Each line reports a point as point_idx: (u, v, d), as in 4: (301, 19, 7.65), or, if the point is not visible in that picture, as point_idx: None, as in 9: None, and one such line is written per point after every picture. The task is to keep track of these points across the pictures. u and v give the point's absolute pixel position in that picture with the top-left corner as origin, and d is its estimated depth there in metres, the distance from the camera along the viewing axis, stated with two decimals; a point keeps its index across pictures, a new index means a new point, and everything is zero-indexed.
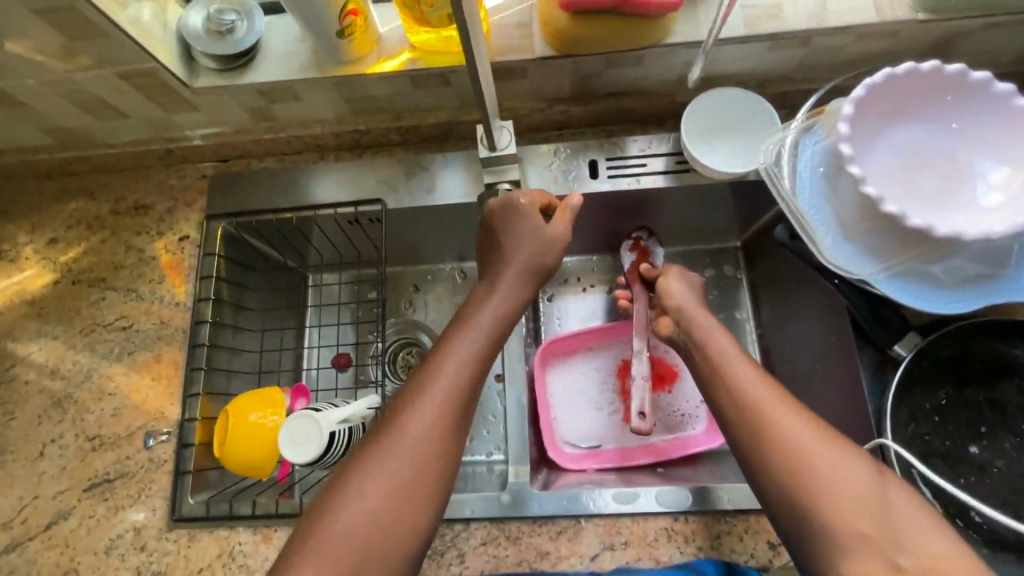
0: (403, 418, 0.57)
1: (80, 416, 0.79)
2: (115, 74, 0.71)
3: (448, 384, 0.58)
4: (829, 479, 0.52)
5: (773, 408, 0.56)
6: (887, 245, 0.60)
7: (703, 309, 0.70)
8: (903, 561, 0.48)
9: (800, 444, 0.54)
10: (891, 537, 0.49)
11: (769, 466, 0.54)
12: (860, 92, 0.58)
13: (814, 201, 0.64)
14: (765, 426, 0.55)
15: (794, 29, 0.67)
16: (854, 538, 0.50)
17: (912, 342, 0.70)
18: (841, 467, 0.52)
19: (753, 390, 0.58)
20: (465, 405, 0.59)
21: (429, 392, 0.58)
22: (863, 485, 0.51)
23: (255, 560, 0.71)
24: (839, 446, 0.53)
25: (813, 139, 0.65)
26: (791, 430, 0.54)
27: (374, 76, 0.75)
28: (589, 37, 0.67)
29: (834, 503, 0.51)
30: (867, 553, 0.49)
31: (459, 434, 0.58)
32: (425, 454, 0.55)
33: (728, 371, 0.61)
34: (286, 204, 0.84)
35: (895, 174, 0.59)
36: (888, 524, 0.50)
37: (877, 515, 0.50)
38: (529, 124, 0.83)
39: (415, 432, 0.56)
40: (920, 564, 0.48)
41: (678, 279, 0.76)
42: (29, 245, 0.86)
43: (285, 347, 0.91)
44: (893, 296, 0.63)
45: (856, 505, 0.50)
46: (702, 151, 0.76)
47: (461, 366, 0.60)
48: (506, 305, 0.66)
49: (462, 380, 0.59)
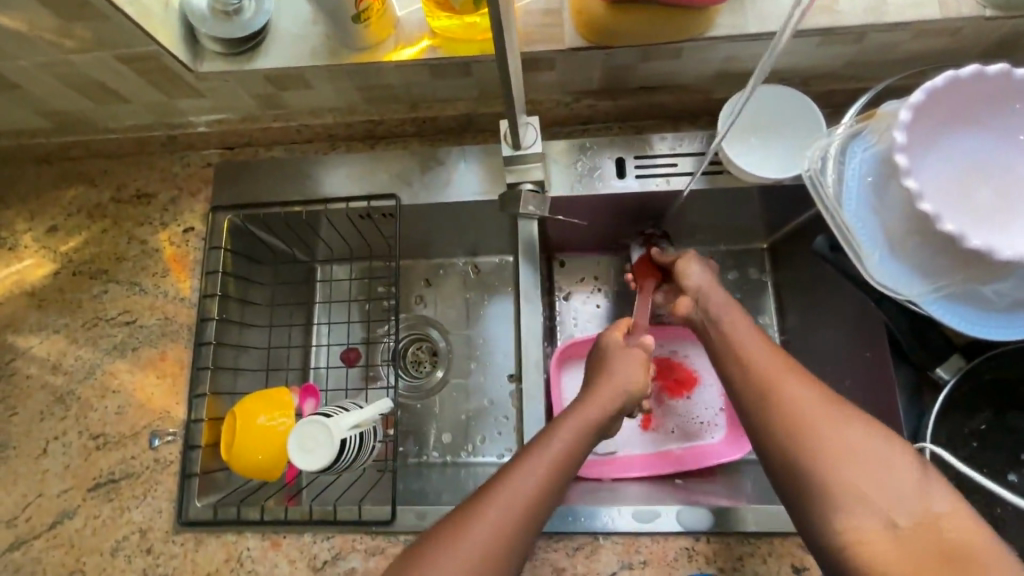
0: (469, 527, 0.52)
1: (84, 413, 0.76)
2: (114, 57, 0.67)
3: (516, 496, 0.54)
4: (833, 443, 0.51)
5: (780, 379, 0.56)
6: (939, 265, 0.55)
7: (719, 288, 0.71)
8: (901, 521, 0.47)
9: (806, 413, 0.53)
10: (890, 496, 0.48)
11: (771, 433, 0.54)
12: (919, 97, 0.53)
13: (861, 213, 0.60)
14: (772, 395, 0.55)
15: (849, 23, 0.62)
16: (854, 501, 0.49)
17: (955, 365, 0.67)
18: (845, 430, 0.51)
19: (762, 361, 0.58)
20: (534, 525, 0.54)
21: (497, 497, 0.54)
22: (866, 449, 0.50)
23: (264, 566, 0.69)
24: (844, 412, 0.52)
25: (862, 146, 0.60)
26: (796, 399, 0.54)
27: (391, 65, 0.70)
28: (624, 28, 0.62)
29: (836, 467, 0.50)
30: (865, 514, 0.48)
31: (529, 535, 0.53)
32: (491, 554, 0.51)
33: (738, 346, 0.61)
34: (295, 196, 0.79)
35: (955, 189, 0.54)
36: (888, 485, 0.49)
37: (879, 479, 0.49)
38: (553, 118, 0.78)
39: (482, 529, 0.52)
40: (918, 524, 0.47)
41: (698, 261, 0.75)
42: (28, 233, 0.82)
43: (293, 344, 0.88)
44: (941, 318, 0.59)
45: (859, 468, 0.49)
46: (738, 151, 0.71)
47: (534, 483, 0.55)
48: (578, 437, 0.61)
49: (537, 499, 0.54)
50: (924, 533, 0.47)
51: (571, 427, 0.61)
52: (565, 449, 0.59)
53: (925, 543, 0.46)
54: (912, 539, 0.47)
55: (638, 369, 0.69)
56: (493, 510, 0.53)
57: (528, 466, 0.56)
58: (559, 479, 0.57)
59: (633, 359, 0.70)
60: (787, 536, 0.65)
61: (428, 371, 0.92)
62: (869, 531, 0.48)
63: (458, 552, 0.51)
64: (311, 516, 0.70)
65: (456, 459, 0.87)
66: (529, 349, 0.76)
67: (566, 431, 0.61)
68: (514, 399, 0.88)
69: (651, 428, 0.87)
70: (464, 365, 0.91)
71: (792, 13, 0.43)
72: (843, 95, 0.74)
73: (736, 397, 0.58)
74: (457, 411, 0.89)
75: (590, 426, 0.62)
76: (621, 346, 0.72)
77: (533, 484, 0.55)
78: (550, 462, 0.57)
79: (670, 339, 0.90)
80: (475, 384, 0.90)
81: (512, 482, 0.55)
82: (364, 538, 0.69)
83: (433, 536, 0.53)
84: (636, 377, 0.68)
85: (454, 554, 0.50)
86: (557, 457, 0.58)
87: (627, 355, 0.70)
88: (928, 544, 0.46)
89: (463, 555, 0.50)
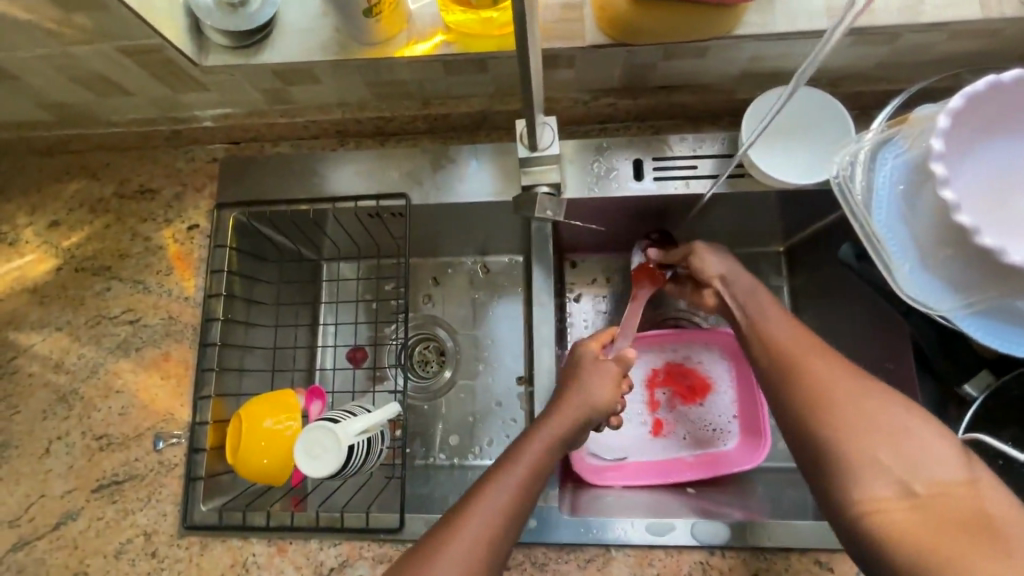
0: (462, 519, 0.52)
1: (87, 413, 0.75)
2: (115, 50, 0.64)
3: (496, 506, 0.53)
4: (850, 411, 0.50)
5: (803, 354, 0.55)
6: (980, 281, 0.50)
7: (744, 272, 0.70)
8: (921, 489, 0.45)
9: (824, 384, 0.52)
10: (909, 464, 0.46)
11: (790, 406, 0.53)
12: (957, 102, 0.48)
13: (892, 222, 0.55)
14: (794, 367, 0.55)
15: (883, 23, 0.61)
16: (870, 468, 0.47)
17: (984, 381, 0.68)
18: (864, 401, 0.50)
19: (785, 340, 0.58)
20: (510, 539, 0.53)
21: (480, 504, 0.53)
22: (886, 419, 0.49)
23: (270, 572, 0.68)
24: (865, 383, 0.51)
25: (894, 152, 0.55)
26: (816, 371, 0.53)
27: (403, 60, 0.67)
28: (649, 26, 0.59)
29: (853, 435, 0.48)
30: (881, 481, 0.46)
31: (514, 525, 0.54)
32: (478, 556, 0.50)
33: (763, 325, 0.61)
34: (302, 194, 0.77)
35: (998, 200, 0.49)
36: (907, 453, 0.47)
37: (898, 447, 0.47)
38: (569, 117, 0.76)
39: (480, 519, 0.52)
40: (939, 492, 0.45)
41: (709, 251, 0.72)
42: (29, 228, 0.81)
43: (299, 344, 0.86)
44: (976, 338, 0.54)
45: (875, 436, 0.48)
46: (763, 155, 0.68)
47: (510, 497, 0.54)
48: (554, 439, 0.61)
49: (512, 511, 0.54)
50: (945, 502, 0.44)
51: (537, 444, 0.60)
52: (539, 452, 0.59)
53: (945, 512, 0.44)
54: (932, 507, 0.44)
55: (606, 387, 0.67)
56: (476, 515, 0.52)
57: (512, 464, 0.57)
58: (535, 486, 0.57)
59: (605, 375, 0.68)
60: (804, 552, 0.64)
61: (435, 371, 0.90)
62: (885, 499, 0.46)
63: (448, 557, 0.50)
64: (318, 523, 0.69)
65: (463, 462, 0.85)
66: (541, 354, 0.74)
67: (535, 448, 0.59)
68: (523, 402, 0.86)
69: (662, 434, 0.86)
70: (472, 366, 0.89)
71: (844, 15, 0.40)
72: (872, 97, 0.72)
73: (763, 376, 0.58)
74: (463, 413, 0.88)
75: (569, 427, 0.63)
76: (595, 358, 0.69)
77: (520, 481, 0.56)
78: (518, 484, 0.56)
79: (682, 345, 0.87)
80: (482, 386, 0.88)
81: (491, 492, 0.54)
82: (372, 545, 0.68)
83: (422, 545, 0.51)
84: (602, 395, 0.66)
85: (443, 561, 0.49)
86: (524, 479, 0.56)
87: (600, 368, 0.68)
88: (946, 512, 0.44)
89: (451, 556, 0.50)
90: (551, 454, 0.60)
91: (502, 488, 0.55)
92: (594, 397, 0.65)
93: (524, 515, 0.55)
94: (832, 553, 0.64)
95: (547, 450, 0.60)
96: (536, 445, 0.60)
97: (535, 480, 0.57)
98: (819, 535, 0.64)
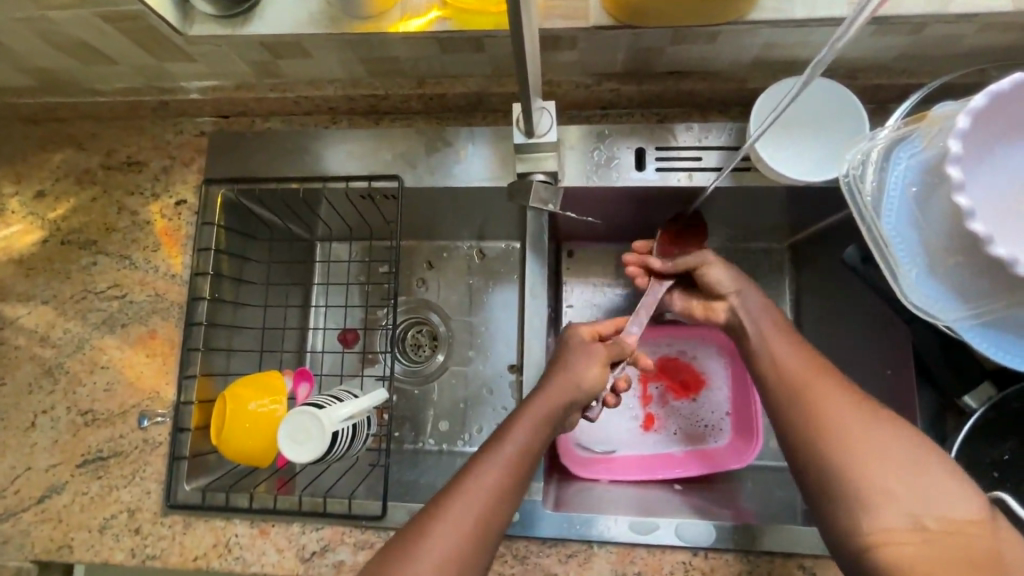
0: (452, 504, 0.51)
1: (72, 387, 0.74)
2: (95, 15, 0.62)
3: (486, 490, 0.52)
4: (860, 441, 0.48)
5: (812, 383, 0.53)
6: (990, 290, 0.46)
7: (748, 284, 0.66)
8: (931, 524, 0.44)
9: (832, 416, 0.50)
10: (922, 496, 0.45)
11: (794, 434, 0.51)
12: (981, 101, 0.44)
13: (901, 224, 0.52)
14: (803, 392, 0.52)
15: (905, 13, 0.58)
16: (882, 499, 0.45)
17: (985, 394, 0.67)
18: (875, 431, 0.48)
19: (794, 363, 0.55)
20: (501, 519, 0.52)
21: (467, 488, 0.52)
22: (897, 450, 0.47)
23: (252, 554, 0.68)
24: (876, 414, 0.49)
25: (908, 151, 0.51)
26: (829, 402, 0.51)
27: (398, 36, 0.64)
28: (653, 8, 0.56)
29: (863, 466, 0.47)
30: (891, 514, 0.45)
31: (503, 506, 0.53)
32: (470, 540, 0.49)
33: (770, 345, 0.58)
34: (293, 172, 0.75)
35: (1008, 207, 0.46)
36: (919, 487, 0.45)
37: (910, 480, 0.45)
38: (571, 101, 0.73)
39: (471, 506, 0.51)
40: (949, 528, 0.44)
41: (720, 263, 0.68)
42: (15, 197, 0.79)
43: (289, 326, 0.85)
44: (979, 348, 0.50)
45: (886, 468, 0.46)
46: (771, 149, 0.65)
47: (497, 476, 0.53)
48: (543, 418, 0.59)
49: (501, 493, 0.53)
50: (953, 537, 0.43)
51: (528, 423, 0.58)
52: (527, 436, 0.57)
53: (955, 550, 0.43)
54: (940, 542, 0.43)
55: (595, 368, 0.64)
56: (470, 494, 0.52)
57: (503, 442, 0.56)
58: (528, 462, 0.56)
59: (594, 355, 0.65)
60: (789, 556, 0.64)
61: (428, 355, 0.89)
62: (894, 532, 0.44)
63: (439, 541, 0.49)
64: (300, 506, 0.69)
65: (451, 448, 0.84)
66: (530, 346, 0.72)
67: (524, 426, 0.58)
68: (514, 389, 0.85)
69: (653, 429, 0.84)
70: (464, 353, 0.88)
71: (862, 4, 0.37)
72: (888, 92, 0.69)
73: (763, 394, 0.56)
74: (454, 399, 0.86)
75: (566, 389, 0.62)
76: (586, 341, 0.67)
77: (513, 466, 0.55)
78: (506, 459, 0.55)
79: (677, 339, 0.86)
80: (474, 372, 0.87)
81: (478, 471, 0.53)
82: (354, 531, 0.68)
83: (413, 524, 0.51)
84: (590, 372, 0.63)
85: (430, 542, 0.48)
86: (512, 454, 0.55)
87: (588, 350, 0.65)
88: (957, 548, 0.43)
89: (441, 541, 0.49)
90: (540, 432, 0.58)
91: (489, 470, 0.54)
92: (577, 372, 0.63)
93: (517, 490, 0.55)
94: (817, 559, 0.64)
95: (535, 430, 0.58)
96: (528, 427, 0.58)
97: (527, 452, 0.56)
98: (805, 540, 0.63)
